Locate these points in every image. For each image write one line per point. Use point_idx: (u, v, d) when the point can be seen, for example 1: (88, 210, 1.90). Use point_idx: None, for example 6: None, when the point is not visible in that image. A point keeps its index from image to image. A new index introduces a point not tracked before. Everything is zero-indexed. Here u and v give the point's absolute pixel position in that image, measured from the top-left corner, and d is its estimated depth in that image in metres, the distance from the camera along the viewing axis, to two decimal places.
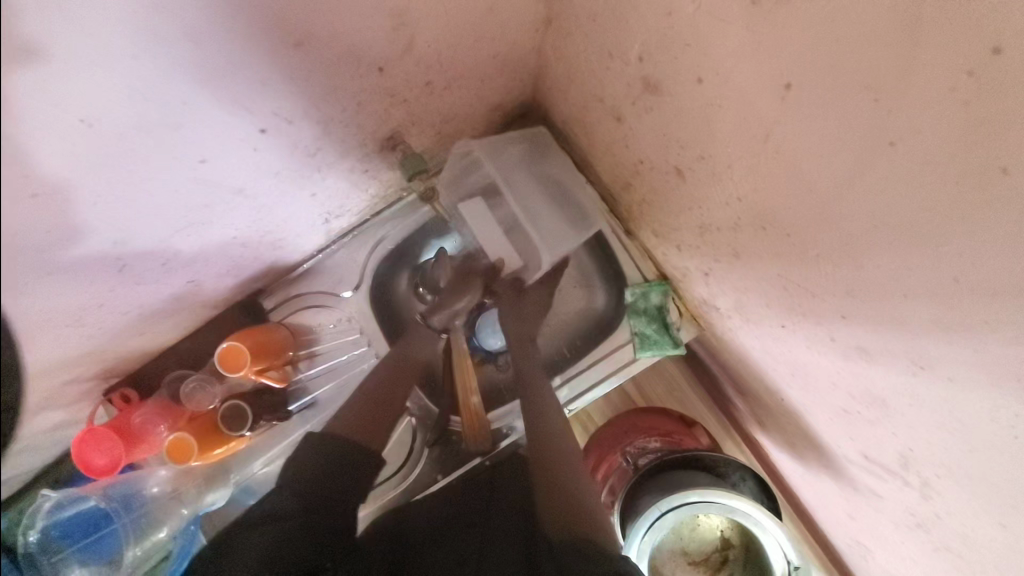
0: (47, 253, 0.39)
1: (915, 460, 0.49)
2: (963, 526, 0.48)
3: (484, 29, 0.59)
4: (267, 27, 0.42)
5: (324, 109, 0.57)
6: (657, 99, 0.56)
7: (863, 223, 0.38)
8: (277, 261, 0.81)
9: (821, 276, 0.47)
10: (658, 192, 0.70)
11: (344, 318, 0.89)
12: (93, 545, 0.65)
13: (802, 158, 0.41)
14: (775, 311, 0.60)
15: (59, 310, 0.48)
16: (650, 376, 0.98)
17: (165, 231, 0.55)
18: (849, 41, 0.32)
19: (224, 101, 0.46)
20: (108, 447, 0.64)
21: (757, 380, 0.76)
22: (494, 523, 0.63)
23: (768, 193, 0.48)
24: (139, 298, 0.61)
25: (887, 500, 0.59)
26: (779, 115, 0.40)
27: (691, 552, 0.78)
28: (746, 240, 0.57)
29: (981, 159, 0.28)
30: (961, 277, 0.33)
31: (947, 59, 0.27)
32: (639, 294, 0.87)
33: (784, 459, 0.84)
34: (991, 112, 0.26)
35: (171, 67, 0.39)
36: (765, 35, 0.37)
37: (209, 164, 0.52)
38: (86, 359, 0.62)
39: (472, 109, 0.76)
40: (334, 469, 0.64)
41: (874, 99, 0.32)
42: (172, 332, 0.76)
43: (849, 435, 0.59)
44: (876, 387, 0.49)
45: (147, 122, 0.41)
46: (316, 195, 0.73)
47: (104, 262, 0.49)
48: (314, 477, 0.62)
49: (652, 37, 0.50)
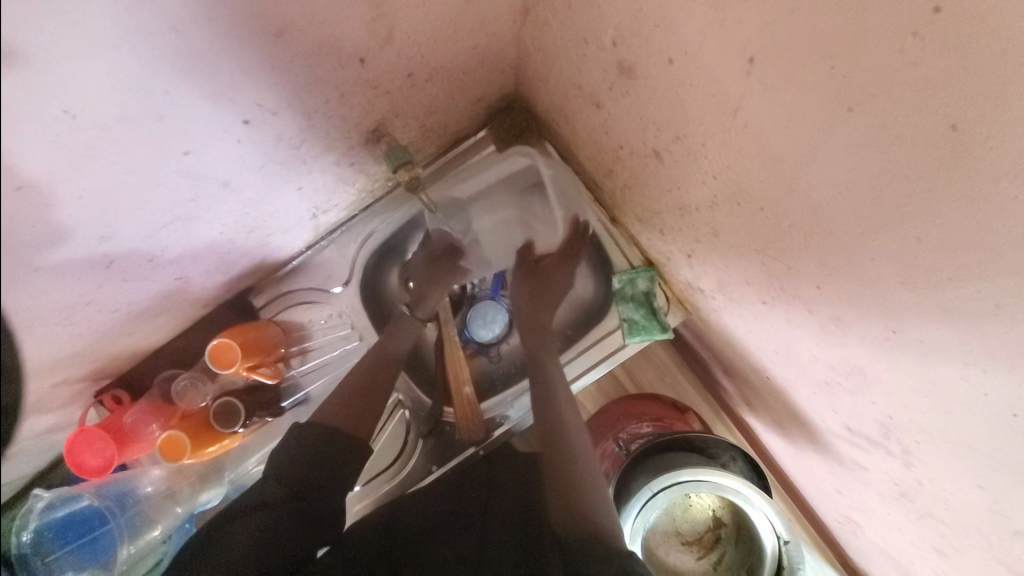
0: (36, 250, 0.40)
1: (894, 428, 0.50)
2: (944, 490, 0.49)
3: (462, 20, 0.60)
4: (247, 16, 0.43)
5: (307, 101, 0.58)
6: (632, 82, 0.57)
7: (829, 192, 0.40)
8: (266, 258, 0.82)
9: (796, 248, 0.48)
10: (639, 177, 0.72)
11: (336, 313, 0.89)
12: (88, 545, 0.65)
13: (770, 132, 0.42)
14: (756, 289, 0.61)
15: (48, 309, 0.49)
16: (640, 363, 0.99)
17: (150, 226, 0.55)
18: (804, 12, 0.33)
19: (203, 91, 0.46)
20: (102, 447, 0.64)
21: (743, 360, 0.78)
22: (490, 525, 0.64)
23: (741, 169, 0.49)
24: (127, 295, 0.61)
25: (871, 471, 0.60)
26: (746, 89, 0.42)
27: (684, 532, 0.79)
28: (724, 218, 0.58)
29: (933, 117, 0.29)
30: (922, 237, 0.34)
31: (892, 23, 0.28)
32: (627, 281, 0.88)
33: (772, 439, 0.86)
34: (939, 70, 0.28)
35: (151, 56, 0.39)
36: (728, 10, 0.38)
37: (193, 156, 0.53)
38: (74, 361, 0.62)
39: (455, 101, 0.77)
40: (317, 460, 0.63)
41: (830, 65, 0.33)
42: (161, 332, 0.76)
43: (832, 408, 0.60)
44: (853, 356, 0.50)
45: (128, 112, 0.42)
46: (302, 189, 0.74)
47: (92, 260, 0.50)
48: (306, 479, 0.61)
49: (624, 20, 0.51)
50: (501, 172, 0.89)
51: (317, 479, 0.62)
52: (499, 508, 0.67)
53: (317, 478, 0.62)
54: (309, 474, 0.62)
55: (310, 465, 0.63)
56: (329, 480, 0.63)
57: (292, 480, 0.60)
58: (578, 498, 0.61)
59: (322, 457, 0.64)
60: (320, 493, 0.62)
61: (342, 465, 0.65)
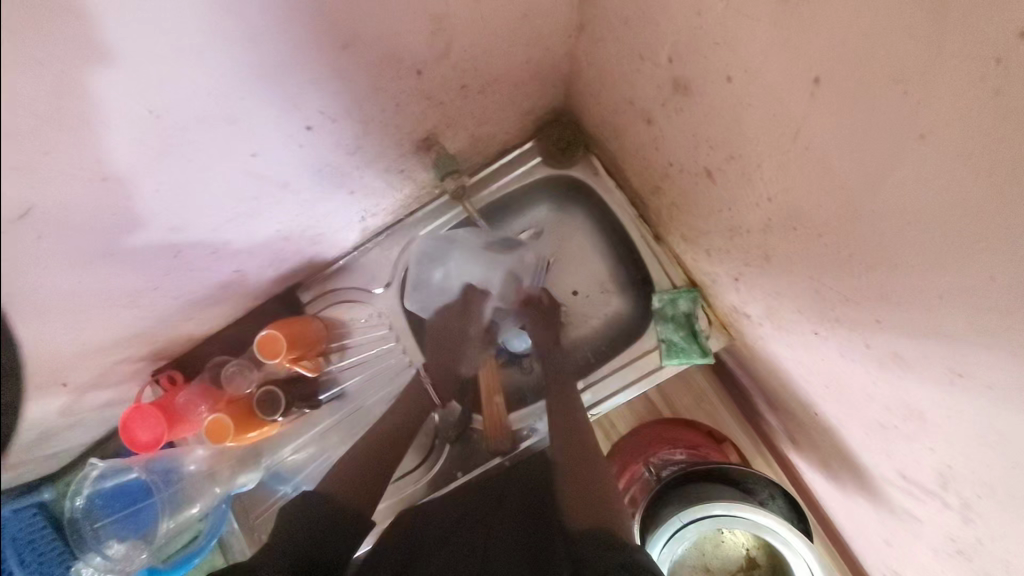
0: (100, 236, 0.44)
1: (954, 479, 0.47)
2: (1005, 553, 0.45)
3: (519, 34, 0.61)
4: (317, 29, 0.45)
5: (365, 109, 0.61)
6: (687, 100, 0.57)
7: (896, 222, 0.38)
8: (316, 256, 0.86)
9: (854, 279, 0.46)
10: (688, 196, 0.70)
11: (376, 313, 0.91)
12: (130, 516, 0.71)
13: (833, 156, 0.40)
14: (808, 318, 0.58)
15: (115, 290, 0.53)
16: (678, 387, 0.96)
17: (216, 220, 0.59)
18: (876, 33, 0.31)
19: (272, 98, 0.50)
20: (152, 424, 0.68)
21: (789, 392, 0.74)
22: (500, 524, 0.64)
23: (798, 193, 0.47)
24: (189, 284, 0.65)
25: (926, 525, 0.55)
26: (808, 110, 0.40)
27: (714, 569, 0.75)
28: (776, 242, 0.56)
29: (1015, 148, 0.27)
30: (996, 276, 0.32)
31: (974, 48, 0.27)
32: (668, 301, 0.86)
33: (817, 479, 0.81)
34: (1022, 99, 0.26)
35: (228, 64, 0.42)
36: (795, 30, 0.37)
37: (260, 158, 0.56)
38: (136, 341, 0.67)
39: (506, 113, 0.78)
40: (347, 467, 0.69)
41: (903, 90, 0.32)
42: (218, 319, 0.80)
43: (886, 453, 0.56)
44: (912, 398, 0.47)
45: (207, 115, 0.45)
46: (354, 193, 0.77)
47: (162, 248, 0.54)
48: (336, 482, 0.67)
49: (682, 38, 0.51)
50: (552, 224, 0.92)
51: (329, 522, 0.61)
52: (508, 513, 0.67)
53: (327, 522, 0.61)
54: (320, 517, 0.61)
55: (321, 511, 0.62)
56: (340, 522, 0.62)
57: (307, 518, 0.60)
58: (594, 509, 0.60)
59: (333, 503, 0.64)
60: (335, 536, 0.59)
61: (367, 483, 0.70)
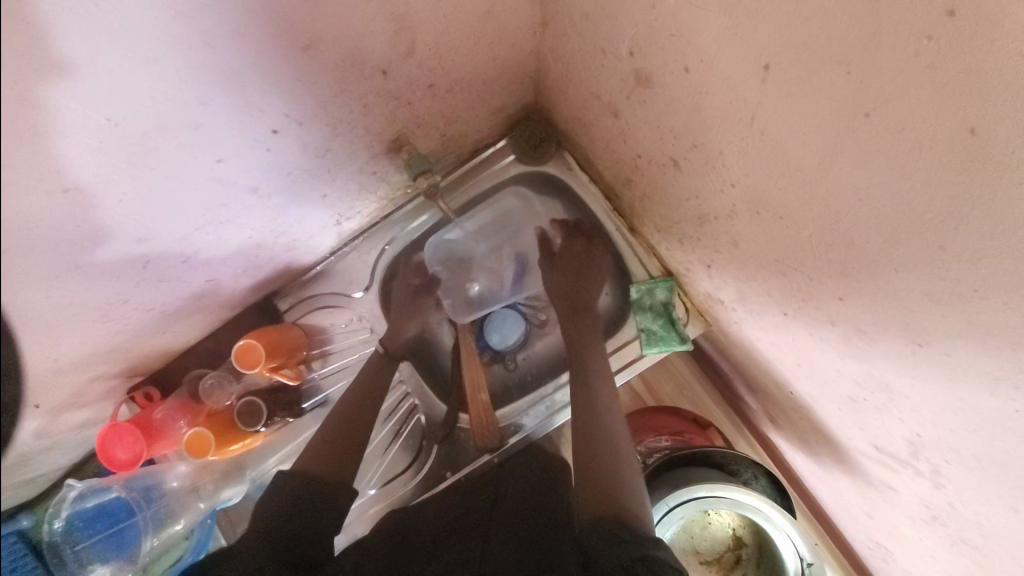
0: (69, 248, 0.43)
1: (923, 446, 0.48)
2: (976, 514, 0.47)
3: (482, 32, 0.62)
4: (274, 31, 0.45)
5: (332, 111, 0.60)
6: (648, 91, 0.58)
7: (850, 198, 0.39)
8: (292, 262, 0.85)
9: (817, 258, 0.47)
10: (657, 186, 0.72)
11: (355, 317, 0.91)
12: (114, 535, 0.68)
13: (787, 139, 0.42)
14: (775, 300, 0.60)
15: (87, 305, 0.51)
16: (659, 375, 0.97)
17: (185, 229, 0.58)
18: (817, 18, 0.33)
19: (236, 102, 0.49)
20: (131, 441, 0.67)
21: (764, 373, 0.76)
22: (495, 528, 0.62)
23: (759, 177, 0.49)
24: (160, 295, 0.64)
25: (901, 493, 0.57)
26: (761, 96, 0.42)
27: (703, 551, 0.77)
28: (743, 227, 0.58)
29: (953, 119, 0.28)
30: (946, 245, 0.33)
31: (906, 26, 0.28)
32: (645, 291, 0.87)
33: (797, 458, 0.83)
34: (956, 72, 0.27)
35: (188, 70, 0.42)
36: (742, 19, 0.39)
37: (226, 164, 0.56)
38: (110, 357, 0.65)
39: (475, 112, 0.78)
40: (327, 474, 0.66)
41: (846, 71, 0.33)
42: (193, 331, 0.79)
43: (858, 425, 0.58)
44: (879, 370, 0.48)
45: (166, 121, 0.45)
46: (327, 196, 0.76)
47: (130, 260, 0.53)
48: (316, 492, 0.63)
49: (640, 30, 0.52)
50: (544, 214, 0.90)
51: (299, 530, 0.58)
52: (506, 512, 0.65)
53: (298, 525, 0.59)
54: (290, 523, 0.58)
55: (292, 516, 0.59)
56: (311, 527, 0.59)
57: (274, 533, 0.56)
58: (604, 489, 0.59)
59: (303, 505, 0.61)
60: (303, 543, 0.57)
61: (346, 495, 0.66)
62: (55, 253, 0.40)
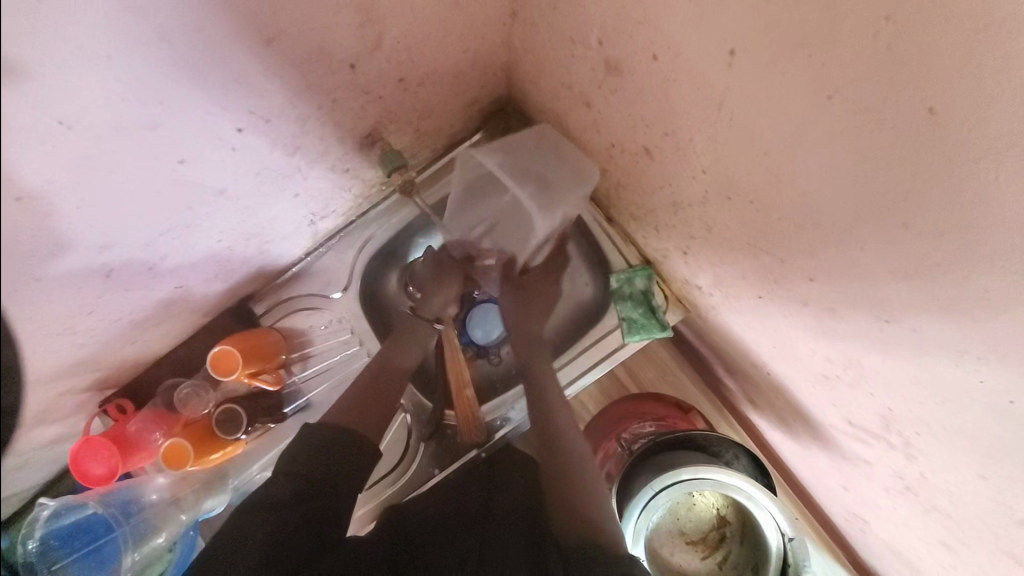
0: (33, 259, 0.40)
1: (894, 419, 0.50)
2: (946, 481, 0.48)
3: (452, 23, 0.61)
4: (235, 25, 0.43)
5: (299, 107, 0.59)
6: (619, 80, 0.58)
7: (815, 182, 0.40)
8: (265, 264, 0.83)
9: (788, 242, 0.49)
10: (632, 174, 0.72)
11: (336, 319, 0.89)
12: (93, 553, 0.68)
13: (753, 124, 0.43)
14: (750, 283, 0.61)
15: (48, 320, 0.49)
16: (641, 362, 0.99)
17: (147, 235, 0.56)
18: (777, 3, 0.33)
19: (197, 98, 0.47)
20: (105, 456, 0.65)
21: (742, 356, 0.77)
22: (493, 528, 0.61)
23: (730, 163, 0.49)
24: (128, 303, 0.62)
25: (875, 466, 0.59)
26: (728, 83, 0.42)
27: (689, 531, 0.79)
28: (715, 214, 0.58)
29: (912, 100, 0.29)
30: (908, 222, 0.34)
31: (866, 9, 0.29)
32: (625, 279, 0.88)
33: (776, 436, 0.85)
34: (911, 54, 0.28)
35: (145, 67, 0.40)
36: (707, 3, 0.39)
37: (188, 165, 0.54)
38: (76, 371, 0.63)
39: (447, 105, 0.78)
40: (323, 452, 0.62)
41: (807, 54, 0.33)
42: (166, 339, 0.77)
43: (832, 403, 0.60)
44: (849, 348, 0.50)
45: (123, 122, 0.43)
46: (299, 195, 0.74)
47: (91, 270, 0.51)
48: (314, 474, 0.60)
49: (608, 19, 0.52)
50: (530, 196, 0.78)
51: (329, 480, 0.60)
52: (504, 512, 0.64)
53: (326, 477, 0.60)
54: (323, 473, 0.60)
55: (326, 463, 0.61)
56: (343, 477, 0.62)
57: (281, 521, 0.54)
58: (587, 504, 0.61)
59: (337, 455, 0.63)
60: (328, 495, 0.59)
61: (348, 470, 0.63)
62: (18, 268, 0.38)
